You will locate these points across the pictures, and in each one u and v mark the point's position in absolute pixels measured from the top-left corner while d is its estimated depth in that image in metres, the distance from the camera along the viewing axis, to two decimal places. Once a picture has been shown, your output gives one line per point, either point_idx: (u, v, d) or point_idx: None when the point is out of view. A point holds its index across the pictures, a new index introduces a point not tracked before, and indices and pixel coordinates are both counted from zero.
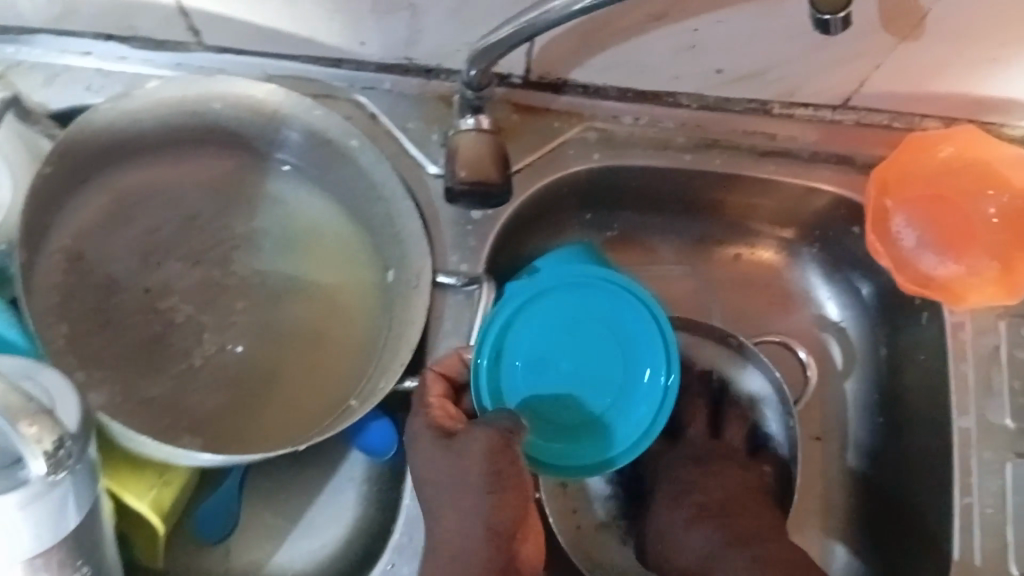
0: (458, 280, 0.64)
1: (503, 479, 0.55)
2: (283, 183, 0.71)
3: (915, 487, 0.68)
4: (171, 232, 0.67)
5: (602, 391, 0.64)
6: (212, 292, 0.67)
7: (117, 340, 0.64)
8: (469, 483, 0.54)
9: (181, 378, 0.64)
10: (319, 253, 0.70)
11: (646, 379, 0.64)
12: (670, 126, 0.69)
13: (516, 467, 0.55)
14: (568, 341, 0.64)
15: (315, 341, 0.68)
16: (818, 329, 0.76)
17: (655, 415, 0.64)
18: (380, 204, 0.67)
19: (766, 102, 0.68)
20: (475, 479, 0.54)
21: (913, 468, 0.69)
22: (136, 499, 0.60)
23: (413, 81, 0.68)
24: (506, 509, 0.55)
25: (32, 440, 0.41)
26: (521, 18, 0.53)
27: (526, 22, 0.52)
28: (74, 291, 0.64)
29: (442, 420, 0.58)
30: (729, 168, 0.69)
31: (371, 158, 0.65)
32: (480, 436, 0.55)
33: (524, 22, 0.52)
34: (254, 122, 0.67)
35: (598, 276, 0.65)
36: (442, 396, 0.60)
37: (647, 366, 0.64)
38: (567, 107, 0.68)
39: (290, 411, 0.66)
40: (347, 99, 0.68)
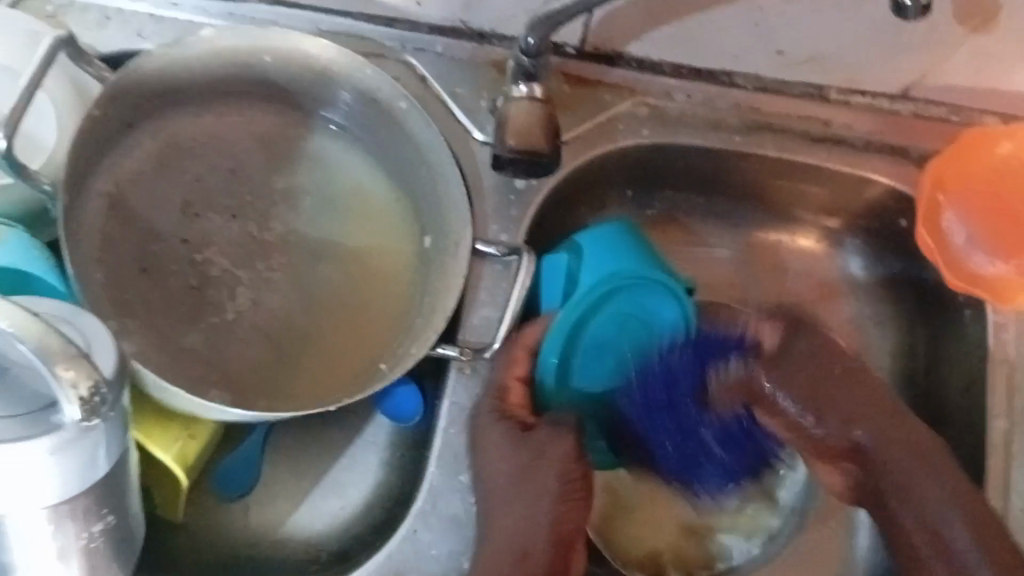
0: (500, 250, 0.63)
1: (572, 489, 0.55)
2: (328, 141, 0.70)
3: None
4: (215, 185, 0.67)
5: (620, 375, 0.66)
6: (251, 246, 0.67)
7: (154, 288, 0.63)
8: (540, 490, 0.55)
9: (215, 331, 0.64)
10: (359, 215, 0.69)
11: None
12: (723, 106, 0.67)
13: (586, 480, 0.56)
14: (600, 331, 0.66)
15: (349, 303, 0.67)
16: (858, 323, 0.74)
17: None
18: (424, 168, 0.66)
19: (823, 86, 0.66)
20: (548, 486, 0.55)
21: None
22: (162, 451, 0.60)
23: (466, 46, 0.66)
24: (571, 518, 0.55)
25: (67, 384, 0.41)
26: None
27: None
28: (115, 237, 0.63)
29: (518, 409, 0.60)
30: (781, 152, 0.67)
31: (418, 120, 0.64)
32: (560, 441, 0.56)
33: None
34: (303, 78, 0.66)
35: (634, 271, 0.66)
36: (521, 378, 0.61)
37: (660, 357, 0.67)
38: (621, 80, 0.67)
39: (321, 370, 0.65)
40: (397, 59, 0.67)
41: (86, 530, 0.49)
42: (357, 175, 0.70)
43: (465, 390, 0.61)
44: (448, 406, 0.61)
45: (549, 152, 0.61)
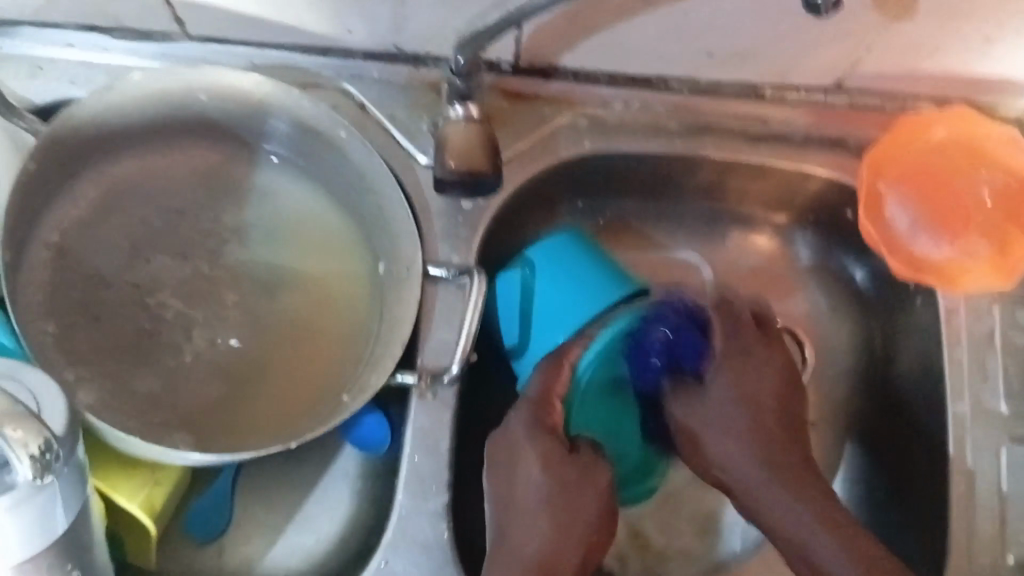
0: (451, 272, 0.63)
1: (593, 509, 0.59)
2: (271, 175, 0.70)
3: (912, 472, 0.67)
4: (159, 227, 0.67)
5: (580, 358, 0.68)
6: (201, 286, 0.66)
7: (106, 337, 0.63)
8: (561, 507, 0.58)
9: (171, 374, 0.63)
10: (308, 245, 0.69)
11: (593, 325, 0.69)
12: (662, 111, 0.68)
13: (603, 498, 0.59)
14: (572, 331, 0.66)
15: (306, 335, 0.67)
16: (814, 314, 0.75)
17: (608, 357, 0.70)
18: (369, 195, 0.66)
19: (757, 85, 0.67)
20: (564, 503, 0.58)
21: (908, 453, 0.68)
22: (128, 499, 0.60)
23: (402, 70, 0.67)
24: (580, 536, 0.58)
25: (17, 443, 0.41)
26: (508, 5, 0.52)
27: (513, 9, 0.51)
28: (62, 288, 0.63)
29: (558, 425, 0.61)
30: (721, 152, 0.68)
31: (359, 148, 0.64)
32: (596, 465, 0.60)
33: (511, 9, 0.51)
34: (240, 112, 0.66)
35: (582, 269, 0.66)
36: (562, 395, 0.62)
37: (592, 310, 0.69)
38: (559, 93, 0.67)
39: (281, 405, 0.65)
40: (334, 88, 0.67)
41: None
42: (305, 206, 0.70)
43: (429, 416, 0.61)
44: (412, 434, 0.60)
45: (492, 174, 0.60)
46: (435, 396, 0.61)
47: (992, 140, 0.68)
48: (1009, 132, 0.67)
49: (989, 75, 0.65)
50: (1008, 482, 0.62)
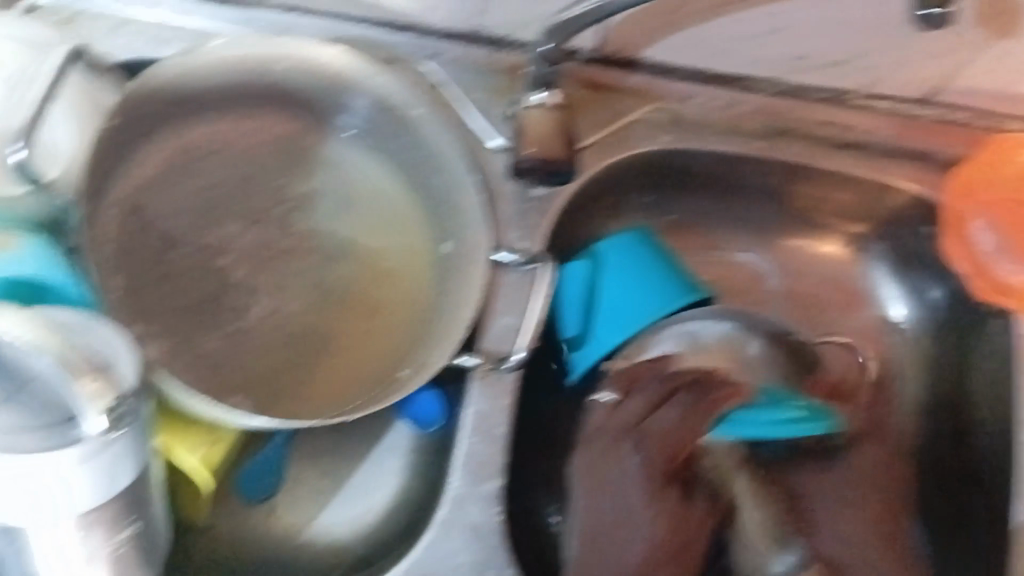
0: (517, 258, 0.63)
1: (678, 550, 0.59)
2: (343, 147, 0.70)
3: (973, 497, 0.66)
4: (231, 191, 0.67)
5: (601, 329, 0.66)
6: (268, 253, 0.67)
7: (174, 295, 0.63)
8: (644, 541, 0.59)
9: (235, 336, 0.64)
10: (374, 219, 0.69)
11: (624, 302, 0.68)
12: (744, 111, 0.67)
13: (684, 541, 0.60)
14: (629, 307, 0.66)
15: (367, 309, 0.67)
16: (878, 329, 0.74)
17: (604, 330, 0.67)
18: (440, 173, 0.66)
19: (844, 90, 0.66)
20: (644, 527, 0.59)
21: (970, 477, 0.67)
22: (188, 454, 0.61)
23: (481, 52, 0.67)
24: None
25: (92, 396, 0.42)
26: None
27: None
28: (133, 244, 0.63)
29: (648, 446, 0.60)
30: (801, 156, 0.67)
31: (435, 126, 0.64)
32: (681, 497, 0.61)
33: None
34: (320, 83, 0.66)
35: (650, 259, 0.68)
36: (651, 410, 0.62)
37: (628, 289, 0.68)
38: (638, 86, 0.66)
39: (341, 375, 0.65)
40: (414, 66, 0.66)
41: (114, 538, 0.50)
42: (375, 183, 0.70)
43: (487, 400, 0.61)
44: (471, 416, 0.61)
45: (565, 162, 0.60)
46: (494, 379, 0.61)
47: None
48: None
49: None
50: None
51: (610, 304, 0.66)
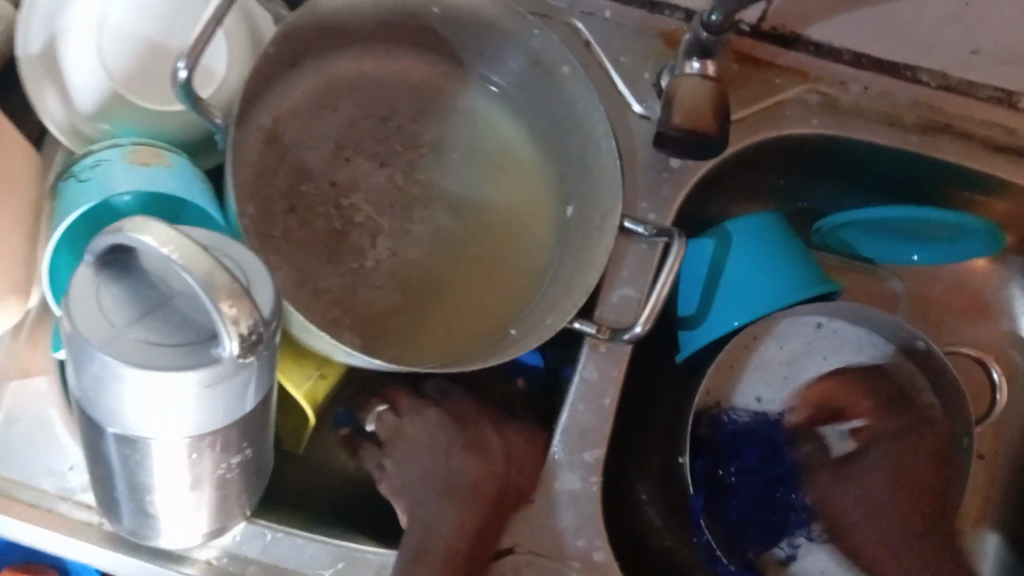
0: (649, 229, 0.60)
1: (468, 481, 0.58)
2: (484, 100, 0.70)
3: None
4: (366, 128, 0.68)
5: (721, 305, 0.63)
6: (395, 197, 0.67)
7: (300, 228, 0.64)
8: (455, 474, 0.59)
9: (354, 275, 0.65)
10: (504, 176, 0.70)
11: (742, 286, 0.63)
12: (902, 103, 0.63)
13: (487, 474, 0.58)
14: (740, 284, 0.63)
15: (486, 266, 0.68)
16: (1010, 347, 0.71)
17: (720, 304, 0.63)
18: (577, 134, 0.65)
19: (1013, 93, 0.62)
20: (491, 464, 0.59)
21: None
22: (295, 387, 0.61)
23: (637, 14, 0.64)
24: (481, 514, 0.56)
25: (230, 321, 0.41)
26: None
27: None
28: (267, 171, 0.64)
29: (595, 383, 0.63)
30: (959, 156, 0.63)
31: (580, 86, 0.62)
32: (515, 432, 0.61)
33: None
34: (469, 30, 0.65)
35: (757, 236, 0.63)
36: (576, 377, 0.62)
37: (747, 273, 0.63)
38: (797, 65, 0.63)
39: (454, 328, 0.66)
40: (564, 21, 0.64)
41: (224, 462, 0.50)
42: (507, 135, 0.70)
43: (597, 369, 0.59)
44: (578, 384, 0.59)
45: (719, 137, 0.55)
46: (607, 348, 0.60)
47: None
48: None
49: None
50: None
51: (733, 291, 0.63)
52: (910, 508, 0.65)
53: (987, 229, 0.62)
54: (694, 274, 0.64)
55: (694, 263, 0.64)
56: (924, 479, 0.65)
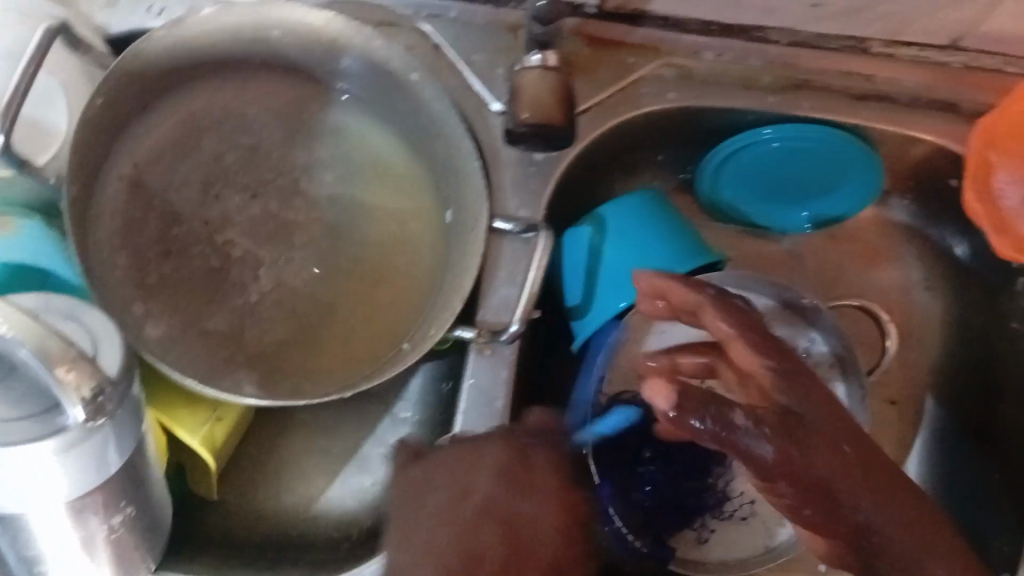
0: (518, 226, 0.60)
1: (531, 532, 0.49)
2: (346, 114, 0.69)
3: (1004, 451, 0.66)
4: (232, 162, 0.67)
5: (608, 292, 0.63)
6: (273, 226, 0.67)
7: (180, 271, 0.64)
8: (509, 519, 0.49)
9: (238, 312, 0.65)
10: (382, 186, 0.69)
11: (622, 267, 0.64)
12: (757, 64, 0.63)
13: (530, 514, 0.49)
14: (621, 265, 0.63)
15: (372, 282, 0.67)
16: (906, 287, 0.72)
17: (608, 290, 0.63)
18: (441, 141, 0.63)
19: (864, 39, 0.63)
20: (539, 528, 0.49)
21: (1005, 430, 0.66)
22: (190, 434, 0.61)
23: (482, 11, 0.64)
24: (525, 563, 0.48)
25: (70, 388, 0.41)
26: None
27: None
28: (135, 220, 0.64)
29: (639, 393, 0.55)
30: (818, 112, 0.63)
31: (430, 91, 0.62)
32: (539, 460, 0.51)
33: None
34: (313, 51, 0.65)
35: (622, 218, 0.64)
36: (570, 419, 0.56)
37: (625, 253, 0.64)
38: (647, 40, 0.63)
39: (350, 346, 0.66)
40: (411, 27, 0.64)
41: (106, 523, 0.50)
42: (377, 147, 0.69)
43: (488, 371, 0.59)
44: (470, 386, 0.59)
45: (566, 127, 0.56)
46: (493, 351, 0.59)
47: None
48: None
49: None
50: None
51: (640, 251, 0.63)
52: (846, 479, 0.46)
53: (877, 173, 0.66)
54: (574, 270, 0.64)
55: (573, 259, 0.64)
56: (859, 436, 0.46)
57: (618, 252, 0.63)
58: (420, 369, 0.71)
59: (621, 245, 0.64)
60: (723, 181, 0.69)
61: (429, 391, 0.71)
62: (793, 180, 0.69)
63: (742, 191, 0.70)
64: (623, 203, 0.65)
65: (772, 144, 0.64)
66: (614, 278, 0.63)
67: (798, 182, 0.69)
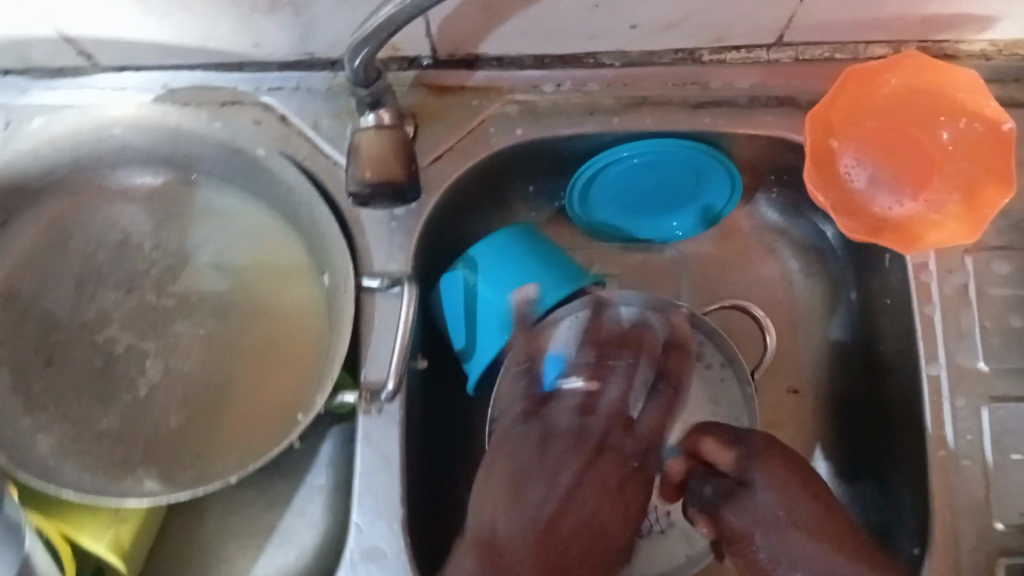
0: (383, 282, 0.62)
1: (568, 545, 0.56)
2: (210, 193, 0.69)
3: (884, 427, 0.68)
4: (103, 261, 0.67)
5: (487, 330, 0.64)
6: (151, 318, 0.66)
7: (64, 377, 0.64)
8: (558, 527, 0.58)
9: (131, 409, 0.64)
10: (256, 262, 0.68)
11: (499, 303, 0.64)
12: (596, 89, 0.65)
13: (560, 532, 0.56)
14: (498, 303, 0.64)
15: (262, 356, 0.66)
16: (786, 277, 0.73)
17: (488, 329, 0.64)
18: (302, 209, 0.64)
19: (693, 50, 0.63)
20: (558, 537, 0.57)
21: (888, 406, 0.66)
22: (93, 541, 0.60)
23: (320, 76, 0.65)
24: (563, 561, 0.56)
25: None
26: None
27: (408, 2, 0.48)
28: (12, 335, 0.65)
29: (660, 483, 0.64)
30: (662, 126, 0.65)
31: (279, 163, 0.63)
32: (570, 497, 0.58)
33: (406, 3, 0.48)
34: (163, 142, 0.66)
35: (495, 255, 0.65)
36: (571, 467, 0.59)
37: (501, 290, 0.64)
38: (487, 82, 0.65)
39: (248, 426, 0.65)
40: (254, 102, 0.66)
41: None
42: (245, 220, 0.68)
43: (377, 430, 0.60)
44: (363, 449, 0.60)
45: (409, 182, 0.60)
46: (381, 410, 0.60)
47: (957, 85, 0.61)
48: (973, 76, 0.60)
49: (952, 12, 0.59)
50: (990, 447, 0.60)
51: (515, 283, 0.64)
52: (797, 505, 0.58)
53: (731, 175, 0.67)
54: (453, 311, 0.65)
55: (451, 300, 0.65)
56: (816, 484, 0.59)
57: (492, 292, 0.64)
58: (329, 434, 0.69)
59: (495, 284, 0.64)
60: (595, 201, 0.70)
61: (340, 453, 0.69)
62: (660, 191, 0.70)
63: (613, 208, 0.71)
64: (494, 239, 0.65)
65: (634, 162, 0.66)
66: (491, 317, 0.64)
67: (665, 193, 0.70)
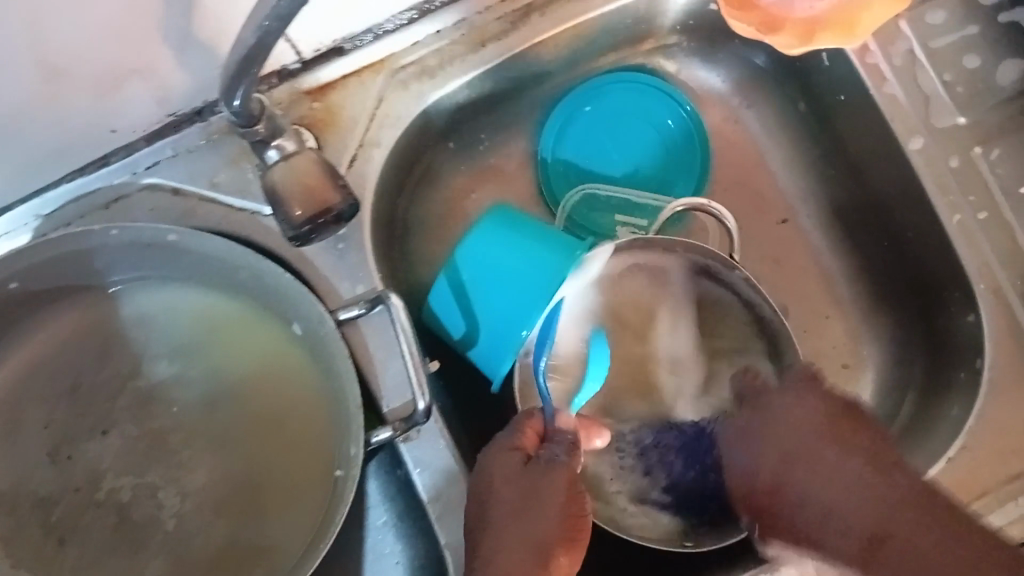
0: (362, 307, 0.57)
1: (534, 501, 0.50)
2: (136, 298, 0.62)
3: (878, 224, 0.67)
4: (65, 419, 0.60)
5: (507, 327, 0.57)
6: (143, 449, 0.60)
7: (85, 550, 0.58)
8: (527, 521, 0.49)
9: (167, 545, 0.59)
10: (219, 344, 0.62)
11: (506, 295, 0.57)
12: (477, 17, 0.60)
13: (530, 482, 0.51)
14: (507, 292, 0.57)
15: (271, 433, 0.61)
16: (727, 116, 0.72)
17: (505, 325, 0.57)
18: (242, 271, 0.58)
19: None
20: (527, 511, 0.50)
21: (877, 195, 0.66)
22: None
23: (193, 131, 0.58)
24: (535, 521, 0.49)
25: None
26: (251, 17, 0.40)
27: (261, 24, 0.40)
28: (13, 535, 0.58)
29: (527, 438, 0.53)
30: (558, 24, 0.61)
31: (198, 241, 0.57)
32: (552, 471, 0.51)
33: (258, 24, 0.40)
34: (67, 272, 0.59)
35: (479, 248, 0.58)
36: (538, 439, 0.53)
37: (503, 279, 0.57)
38: (363, 61, 0.58)
39: (292, 504, 0.60)
40: (138, 189, 0.59)
41: None
42: (185, 307, 0.62)
43: (426, 449, 0.57)
44: (420, 475, 0.56)
45: (344, 203, 0.55)
46: (419, 431, 0.57)
47: None
48: None
49: None
50: (998, 189, 0.60)
51: (512, 277, 0.57)
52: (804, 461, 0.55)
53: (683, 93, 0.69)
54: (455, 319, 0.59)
55: (448, 312, 0.59)
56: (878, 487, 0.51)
57: (491, 285, 0.57)
58: (369, 471, 0.62)
59: (490, 272, 0.57)
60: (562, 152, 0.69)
61: (388, 486, 0.62)
62: (636, 147, 0.70)
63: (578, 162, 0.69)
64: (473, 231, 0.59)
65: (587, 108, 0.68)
66: (504, 310, 0.57)
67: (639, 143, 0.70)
